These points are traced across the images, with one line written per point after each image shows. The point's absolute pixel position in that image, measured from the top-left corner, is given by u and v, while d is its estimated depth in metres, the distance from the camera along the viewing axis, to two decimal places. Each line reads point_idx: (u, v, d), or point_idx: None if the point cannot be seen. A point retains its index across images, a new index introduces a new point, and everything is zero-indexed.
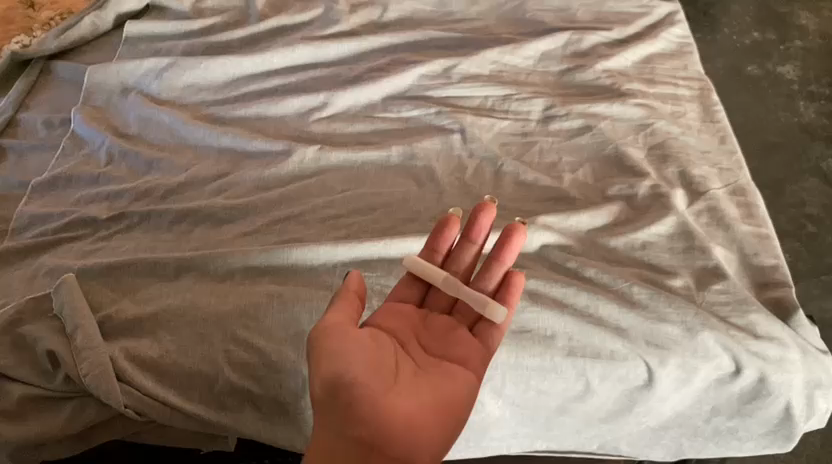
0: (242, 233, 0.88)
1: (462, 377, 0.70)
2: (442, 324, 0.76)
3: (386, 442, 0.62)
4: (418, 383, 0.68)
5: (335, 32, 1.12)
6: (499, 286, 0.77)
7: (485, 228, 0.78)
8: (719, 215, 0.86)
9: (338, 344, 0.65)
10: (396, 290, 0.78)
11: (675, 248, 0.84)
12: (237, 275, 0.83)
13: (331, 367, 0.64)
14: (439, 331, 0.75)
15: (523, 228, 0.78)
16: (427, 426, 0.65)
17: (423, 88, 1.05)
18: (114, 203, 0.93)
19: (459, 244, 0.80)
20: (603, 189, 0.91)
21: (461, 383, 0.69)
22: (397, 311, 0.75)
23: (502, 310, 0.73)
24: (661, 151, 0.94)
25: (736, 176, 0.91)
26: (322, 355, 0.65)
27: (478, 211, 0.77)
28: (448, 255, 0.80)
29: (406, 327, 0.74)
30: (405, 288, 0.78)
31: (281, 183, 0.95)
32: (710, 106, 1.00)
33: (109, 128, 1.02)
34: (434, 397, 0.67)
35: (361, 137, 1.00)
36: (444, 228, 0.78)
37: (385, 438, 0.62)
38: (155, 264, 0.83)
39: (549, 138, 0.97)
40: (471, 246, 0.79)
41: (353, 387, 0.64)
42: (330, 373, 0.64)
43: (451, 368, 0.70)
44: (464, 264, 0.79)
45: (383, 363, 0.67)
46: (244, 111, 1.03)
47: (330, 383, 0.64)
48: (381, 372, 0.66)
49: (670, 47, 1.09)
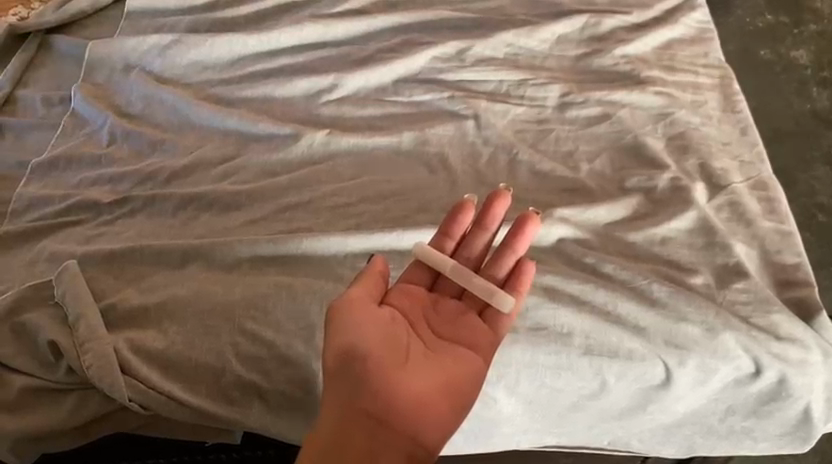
0: (250, 221, 0.85)
1: (474, 360, 0.68)
2: (454, 306, 0.73)
3: (392, 416, 0.61)
4: (429, 362, 0.66)
5: (344, 10, 1.08)
6: (508, 275, 0.74)
7: (499, 216, 0.76)
8: (739, 210, 0.84)
9: (353, 316, 0.65)
10: (405, 273, 0.75)
11: (695, 244, 0.81)
12: (244, 265, 0.80)
13: (344, 338, 0.64)
14: (448, 315, 0.72)
15: (536, 219, 0.76)
16: (433, 404, 0.63)
17: (435, 71, 1.01)
18: (117, 187, 0.90)
19: (472, 231, 0.76)
20: (621, 180, 0.88)
21: (471, 364, 0.68)
22: (408, 291, 0.73)
23: (510, 300, 0.71)
24: (681, 142, 0.91)
25: (757, 170, 0.89)
26: (335, 326, 0.65)
27: (492, 199, 0.75)
28: (459, 242, 0.77)
29: (417, 308, 0.71)
30: (417, 270, 0.75)
31: (290, 169, 0.92)
32: (731, 95, 0.97)
33: (111, 107, 0.99)
34: (444, 377, 0.65)
35: (371, 122, 0.97)
36: (456, 214, 0.75)
37: (391, 412, 0.61)
38: (160, 252, 0.81)
39: (566, 127, 0.95)
40: (484, 235, 0.76)
41: (364, 359, 0.63)
42: (343, 344, 0.64)
43: (461, 348, 0.69)
44: (476, 253, 0.76)
45: (395, 340, 0.66)
46: (250, 93, 1.00)
47: (341, 353, 0.64)
48: (392, 350, 0.65)
49: (691, 32, 1.05)
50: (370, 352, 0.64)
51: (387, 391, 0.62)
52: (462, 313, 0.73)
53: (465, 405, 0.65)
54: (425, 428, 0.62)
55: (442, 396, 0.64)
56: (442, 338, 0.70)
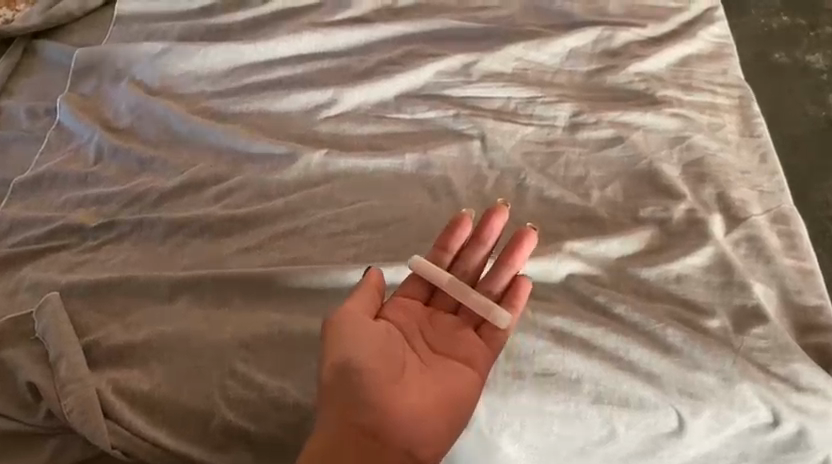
0: (243, 249, 0.81)
1: (469, 377, 0.68)
2: (450, 321, 0.73)
3: (384, 430, 0.62)
4: (422, 380, 0.67)
5: (345, 18, 1.03)
6: (505, 290, 0.73)
7: (497, 230, 0.75)
8: (759, 245, 0.80)
9: (347, 330, 0.66)
10: (402, 285, 0.74)
11: (711, 282, 0.77)
12: (235, 299, 0.76)
13: (338, 353, 0.65)
14: (444, 330, 0.72)
15: (535, 234, 0.75)
16: (424, 422, 0.64)
17: (440, 86, 0.96)
18: (103, 208, 0.86)
19: (470, 244, 0.75)
20: (635, 209, 0.84)
21: (464, 379, 0.67)
22: (404, 305, 0.72)
23: (505, 315, 0.70)
24: (697, 169, 0.87)
25: (778, 201, 0.84)
26: (330, 342, 0.65)
27: (491, 213, 0.74)
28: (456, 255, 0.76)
29: (412, 321, 0.71)
30: (413, 283, 0.74)
31: (285, 191, 0.87)
32: (751, 117, 0.92)
33: (99, 120, 0.94)
34: (435, 396, 0.65)
35: (372, 140, 0.93)
36: (455, 227, 0.74)
37: (383, 426, 0.62)
38: (147, 285, 0.77)
39: (576, 149, 0.90)
40: (481, 249, 0.75)
41: (356, 375, 0.64)
42: (336, 360, 0.64)
43: (455, 365, 0.69)
44: (473, 266, 0.75)
45: (389, 355, 0.67)
46: (245, 106, 0.95)
47: (334, 367, 0.64)
48: (385, 365, 0.66)
49: (709, 48, 1.00)
50: (363, 367, 0.64)
51: (380, 404, 0.63)
52: (457, 328, 0.72)
53: (458, 418, 0.65)
54: (414, 438, 0.63)
55: (432, 412, 0.64)
56: (437, 353, 0.70)
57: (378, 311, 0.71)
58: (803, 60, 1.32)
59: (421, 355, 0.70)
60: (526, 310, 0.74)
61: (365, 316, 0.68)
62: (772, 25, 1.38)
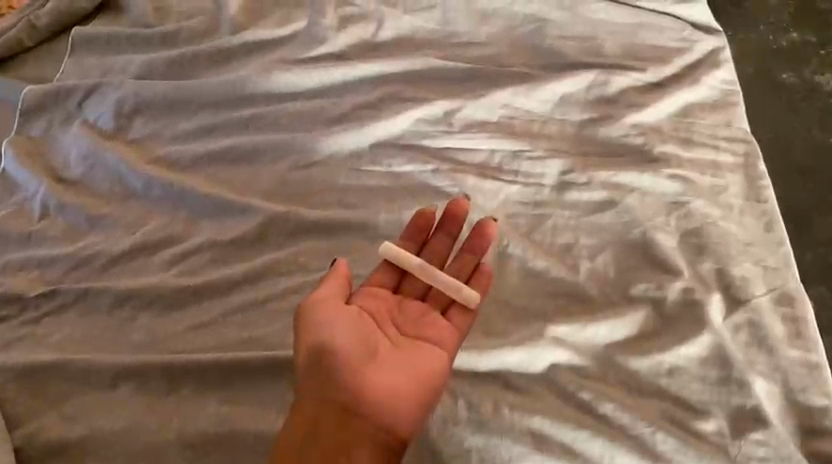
0: (194, 327, 0.74)
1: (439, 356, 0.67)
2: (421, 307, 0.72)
3: (357, 408, 0.63)
4: None
5: (319, 54, 0.95)
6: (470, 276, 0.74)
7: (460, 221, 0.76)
8: (761, 333, 0.73)
9: (321, 316, 0.66)
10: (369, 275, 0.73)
11: (708, 377, 0.70)
12: (184, 388, 0.69)
13: (312, 338, 0.65)
14: (412, 315, 0.72)
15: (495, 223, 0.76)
16: (395, 401, 0.63)
17: (419, 135, 0.88)
18: (46, 273, 0.78)
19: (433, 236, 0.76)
20: (626, 286, 0.77)
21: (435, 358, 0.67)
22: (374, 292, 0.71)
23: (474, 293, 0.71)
24: (697, 240, 0.79)
25: (783, 279, 0.77)
26: (304, 328, 0.66)
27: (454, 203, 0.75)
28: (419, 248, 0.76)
29: (383, 307, 0.71)
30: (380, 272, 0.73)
31: (246, 256, 0.80)
32: (756, 178, 0.85)
33: (46, 169, 0.87)
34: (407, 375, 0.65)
35: (343, 196, 0.84)
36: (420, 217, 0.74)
37: (355, 404, 0.63)
38: (87, 370, 0.70)
39: (565, 213, 0.82)
40: (444, 240, 0.76)
41: (329, 357, 0.64)
42: (311, 344, 0.65)
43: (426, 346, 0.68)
44: (436, 256, 0.75)
45: (363, 336, 0.67)
46: (205, 152, 0.87)
47: (309, 352, 0.65)
48: (358, 346, 0.66)
49: (713, 96, 0.92)
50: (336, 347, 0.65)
51: (355, 385, 0.64)
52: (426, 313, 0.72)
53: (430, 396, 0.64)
54: (391, 416, 0.63)
55: (408, 391, 0.64)
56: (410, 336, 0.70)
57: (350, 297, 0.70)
58: (813, 81, 1.17)
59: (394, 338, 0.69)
60: (503, 408, 0.67)
61: (339, 300, 0.68)
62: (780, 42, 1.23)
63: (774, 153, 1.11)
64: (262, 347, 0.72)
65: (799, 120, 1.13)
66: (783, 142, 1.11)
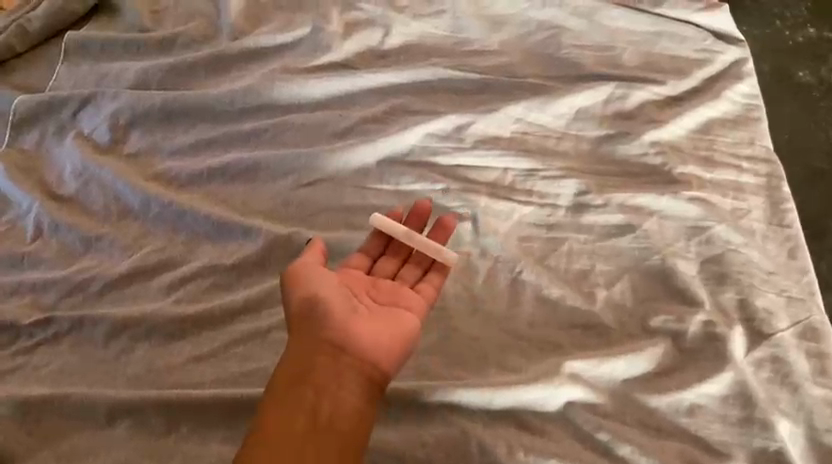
0: (195, 358, 0.71)
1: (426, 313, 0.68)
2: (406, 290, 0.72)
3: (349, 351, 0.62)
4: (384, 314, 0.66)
5: (324, 62, 0.92)
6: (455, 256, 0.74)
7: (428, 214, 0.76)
8: (784, 369, 0.70)
9: (312, 270, 0.67)
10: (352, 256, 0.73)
11: (729, 417, 0.67)
12: (184, 426, 0.67)
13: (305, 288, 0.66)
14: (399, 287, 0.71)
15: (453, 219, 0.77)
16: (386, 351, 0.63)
17: (428, 151, 0.85)
18: (40, 298, 0.75)
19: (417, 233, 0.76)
20: (644, 317, 0.74)
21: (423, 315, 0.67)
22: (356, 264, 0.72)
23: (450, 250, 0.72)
24: (718, 268, 0.76)
25: (808, 310, 0.74)
26: (297, 279, 0.66)
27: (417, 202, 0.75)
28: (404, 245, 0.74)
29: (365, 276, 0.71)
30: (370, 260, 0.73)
31: (248, 280, 0.76)
32: (779, 201, 0.81)
33: (39, 184, 0.83)
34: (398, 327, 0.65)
35: (348, 216, 0.81)
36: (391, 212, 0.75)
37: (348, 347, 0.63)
38: (83, 406, 0.67)
39: (581, 236, 0.79)
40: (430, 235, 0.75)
41: (320, 305, 0.64)
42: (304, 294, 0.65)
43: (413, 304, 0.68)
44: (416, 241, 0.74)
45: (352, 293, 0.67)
46: (205, 168, 0.83)
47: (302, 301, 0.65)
48: (348, 299, 0.66)
49: (734, 111, 0.88)
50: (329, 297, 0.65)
51: (347, 329, 0.64)
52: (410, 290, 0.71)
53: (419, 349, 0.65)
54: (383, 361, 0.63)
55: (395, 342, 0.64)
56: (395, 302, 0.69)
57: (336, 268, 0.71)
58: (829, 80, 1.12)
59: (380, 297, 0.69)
60: (517, 450, 0.65)
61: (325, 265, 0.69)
62: (797, 38, 1.18)
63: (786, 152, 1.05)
64: (264, 381, 0.69)
65: (814, 118, 1.08)
66: (795, 142, 1.05)
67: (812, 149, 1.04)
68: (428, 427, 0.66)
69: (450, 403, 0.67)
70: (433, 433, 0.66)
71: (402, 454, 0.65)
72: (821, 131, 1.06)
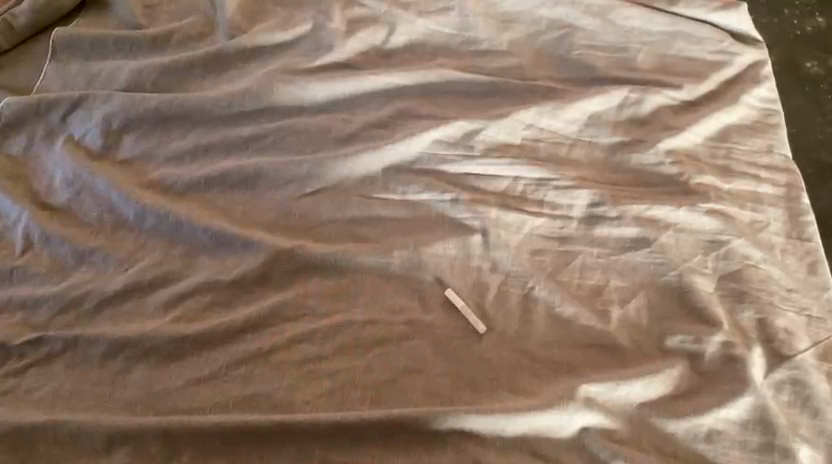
0: (195, 381, 0.68)
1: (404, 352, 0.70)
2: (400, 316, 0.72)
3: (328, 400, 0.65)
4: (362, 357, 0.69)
5: (327, 63, 0.88)
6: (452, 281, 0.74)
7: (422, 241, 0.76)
8: (805, 393, 0.68)
9: None
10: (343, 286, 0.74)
11: (748, 443, 0.65)
12: (185, 454, 0.64)
13: None
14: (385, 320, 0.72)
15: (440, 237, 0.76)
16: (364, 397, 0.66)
17: (436, 159, 0.82)
18: (31, 316, 0.72)
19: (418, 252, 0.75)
20: (661, 337, 0.71)
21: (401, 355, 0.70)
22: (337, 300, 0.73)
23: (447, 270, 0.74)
24: (736, 285, 0.73)
25: (828, 330, 0.71)
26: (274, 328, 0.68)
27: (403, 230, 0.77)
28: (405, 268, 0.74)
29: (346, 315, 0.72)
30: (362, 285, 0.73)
31: (249, 297, 0.73)
32: (799, 213, 0.79)
33: (28, 193, 0.80)
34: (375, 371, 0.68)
35: (353, 227, 0.78)
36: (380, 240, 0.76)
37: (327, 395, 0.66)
38: (79, 432, 0.64)
39: (594, 250, 0.76)
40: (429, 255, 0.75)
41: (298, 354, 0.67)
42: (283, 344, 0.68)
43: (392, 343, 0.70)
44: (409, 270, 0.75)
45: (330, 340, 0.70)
46: (203, 175, 0.80)
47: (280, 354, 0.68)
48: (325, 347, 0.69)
49: (752, 116, 0.86)
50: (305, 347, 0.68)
51: None
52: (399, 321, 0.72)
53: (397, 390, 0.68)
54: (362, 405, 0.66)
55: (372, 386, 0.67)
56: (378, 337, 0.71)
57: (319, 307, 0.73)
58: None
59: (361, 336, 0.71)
60: None
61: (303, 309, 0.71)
62: (805, 28, 1.14)
63: (795, 146, 1.00)
64: (268, 406, 0.67)
65: (821, 112, 1.03)
66: (803, 134, 1.00)
67: (818, 145, 0.99)
68: (438, 455, 0.64)
69: (461, 430, 0.64)
70: (443, 461, 0.63)
71: None
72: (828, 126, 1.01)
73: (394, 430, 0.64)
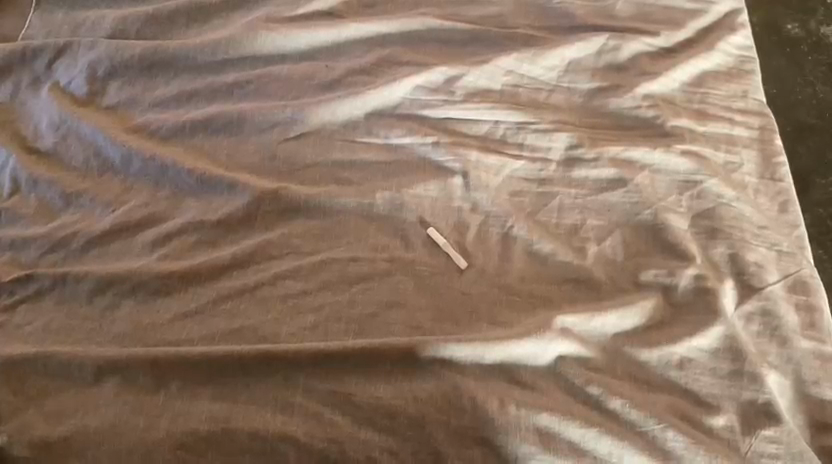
0: (182, 315, 0.70)
1: (385, 286, 0.72)
2: (382, 253, 0.74)
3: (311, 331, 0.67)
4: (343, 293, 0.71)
5: (311, 11, 0.90)
6: (435, 221, 0.76)
7: (411, 182, 0.78)
8: (773, 323, 0.70)
9: None
10: (328, 226, 0.75)
11: (718, 370, 0.67)
12: (173, 384, 0.66)
13: None
14: (366, 255, 0.74)
15: (431, 179, 0.78)
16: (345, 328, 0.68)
17: (418, 104, 0.83)
18: (20, 255, 0.73)
19: (402, 191, 0.77)
20: (635, 271, 0.73)
21: (384, 288, 0.72)
22: (321, 237, 0.75)
23: (431, 209, 0.77)
24: (709, 222, 0.75)
25: (797, 264, 0.73)
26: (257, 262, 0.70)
27: (394, 175, 0.79)
28: (389, 209, 0.76)
29: (331, 251, 0.74)
30: (352, 226, 0.75)
31: (234, 237, 0.75)
32: (772, 155, 0.81)
33: (15, 139, 0.81)
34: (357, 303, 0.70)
35: (336, 170, 0.79)
36: (367, 183, 0.78)
37: None
38: (70, 363, 0.66)
39: (572, 191, 0.78)
40: (412, 195, 0.77)
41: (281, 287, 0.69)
42: None
43: (375, 276, 0.72)
44: (391, 210, 0.76)
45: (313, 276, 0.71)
46: (189, 120, 0.81)
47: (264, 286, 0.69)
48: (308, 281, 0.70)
49: (727, 62, 0.88)
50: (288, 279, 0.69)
51: None
52: (379, 255, 0.74)
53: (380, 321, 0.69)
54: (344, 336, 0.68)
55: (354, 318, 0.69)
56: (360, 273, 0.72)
57: (302, 243, 0.74)
58: (820, 33, 1.09)
59: (343, 271, 0.72)
60: (509, 405, 0.64)
61: None
62: None
63: (774, 105, 1.01)
64: (254, 338, 0.68)
65: (802, 73, 1.04)
66: (783, 96, 1.02)
67: (799, 105, 1.01)
68: (419, 381, 0.66)
69: (441, 358, 0.66)
70: (424, 388, 0.65)
71: (394, 410, 0.64)
72: (808, 86, 1.03)
73: (376, 359, 0.66)
